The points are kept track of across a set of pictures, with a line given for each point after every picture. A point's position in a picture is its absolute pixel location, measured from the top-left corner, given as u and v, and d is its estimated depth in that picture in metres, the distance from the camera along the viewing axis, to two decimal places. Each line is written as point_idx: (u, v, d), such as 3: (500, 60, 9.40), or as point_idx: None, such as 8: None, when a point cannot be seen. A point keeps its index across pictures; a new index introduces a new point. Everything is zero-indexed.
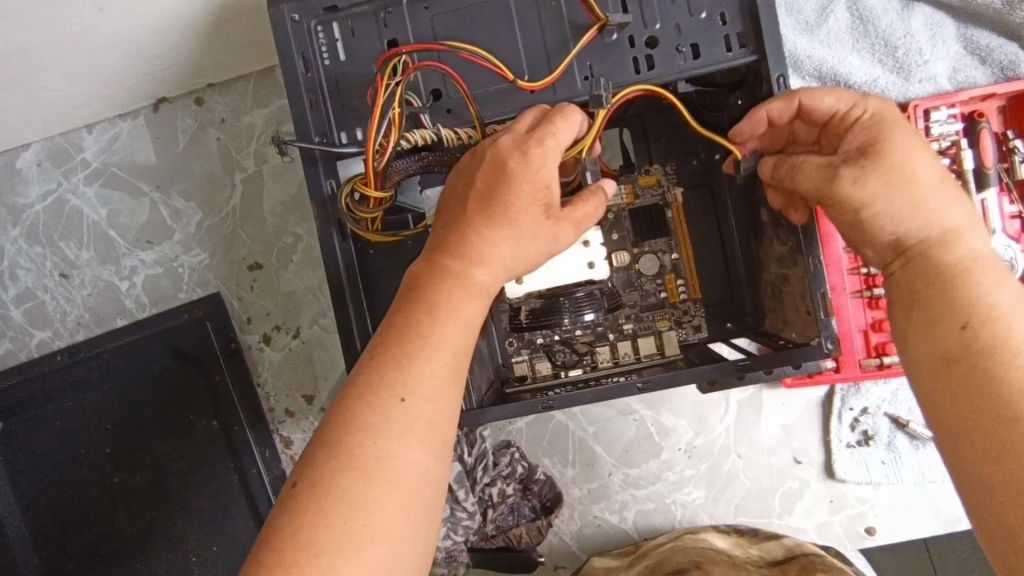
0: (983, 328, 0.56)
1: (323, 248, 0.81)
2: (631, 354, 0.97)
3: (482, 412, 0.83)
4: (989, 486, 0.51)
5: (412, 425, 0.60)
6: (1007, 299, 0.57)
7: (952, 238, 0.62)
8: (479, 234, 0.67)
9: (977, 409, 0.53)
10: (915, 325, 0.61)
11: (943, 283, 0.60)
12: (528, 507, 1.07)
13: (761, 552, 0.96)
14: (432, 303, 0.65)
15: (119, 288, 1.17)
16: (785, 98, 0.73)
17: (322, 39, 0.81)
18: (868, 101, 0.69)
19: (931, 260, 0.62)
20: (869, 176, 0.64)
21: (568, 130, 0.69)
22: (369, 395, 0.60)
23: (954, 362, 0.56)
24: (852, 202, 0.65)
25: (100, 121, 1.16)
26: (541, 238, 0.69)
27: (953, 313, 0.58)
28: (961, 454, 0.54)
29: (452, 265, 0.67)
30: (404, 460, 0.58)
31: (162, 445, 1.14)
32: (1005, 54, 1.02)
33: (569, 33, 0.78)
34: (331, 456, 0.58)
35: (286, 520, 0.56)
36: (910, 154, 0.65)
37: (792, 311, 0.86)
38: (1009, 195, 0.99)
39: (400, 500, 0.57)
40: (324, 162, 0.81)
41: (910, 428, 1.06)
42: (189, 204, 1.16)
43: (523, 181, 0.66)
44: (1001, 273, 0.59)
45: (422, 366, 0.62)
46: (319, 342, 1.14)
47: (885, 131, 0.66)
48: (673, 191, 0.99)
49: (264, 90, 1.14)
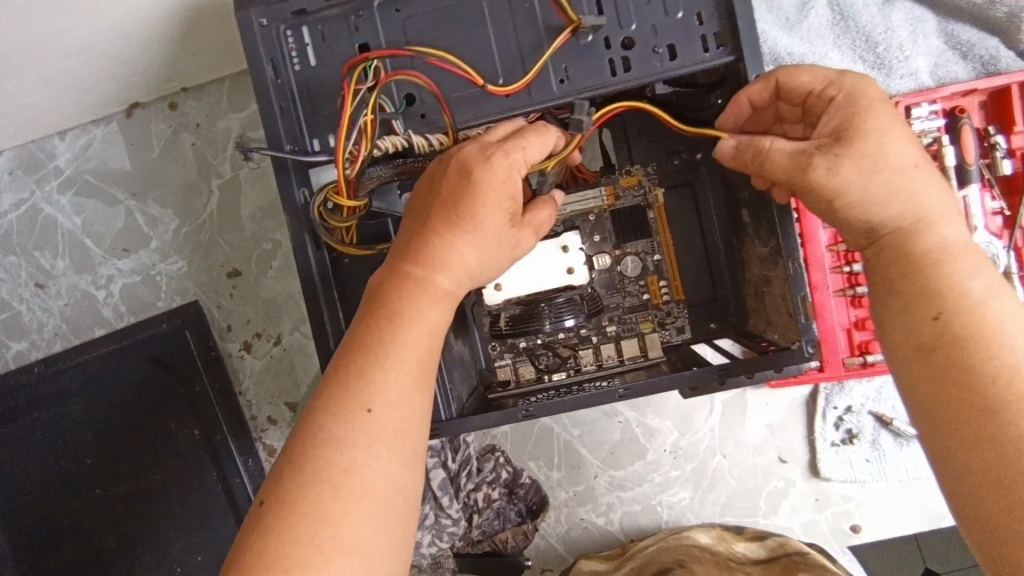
0: (955, 319, 0.55)
1: (296, 258, 0.80)
2: (615, 356, 0.96)
3: (462, 422, 0.81)
4: (967, 474, 0.51)
5: (378, 435, 0.59)
6: (983, 284, 0.56)
7: (924, 225, 0.60)
8: (441, 240, 0.65)
9: (955, 397, 0.53)
10: (888, 316, 0.60)
11: (914, 272, 0.59)
12: (514, 511, 1.06)
13: (746, 549, 0.97)
14: (393, 311, 0.63)
15: (96, 298, 1.15)
16: (762, 81, 0.70)
17: (292, 43, 0.79)
18: (843, 80, 0.65)
19: (900, 249, 0.60)
20: (843, 165, 0.61)
21: (540, 150, 0.69)
22: (333, 407, 0.59)
23: (930, 352, 0.56)
24: (825, 192, 0.62)
25: (72, 127, 1.14)
26: (506, 245, 0.68)
27: (925, 303, 0.57)
28: (942, 442, 0.53)
29: (414, 270, 0.65)
30: (371, 470, 0.58)
31: (143, 456, 1.12)
32: (986, 49, 1.01)
33: (542, 35, 0.77)
34: (297, 472, 0.57)
35: (258, 535, 0.55)
36: (885, 137, 0.61)
37: (774, 312, 0.85)
38: (991, 191, 0.99)
39: (371, 511, 0.57)
40: (296, 170, 0.79)
41: (894, 426, 1.06)
42: (165, 211, 1.14)
43: (488, 190, 0.65)
44: (975, 261, 0.58)
45: (386, 374, 0.61)
46: (300, 348, 1.13)
47: (862, 114, 0.62)
48: (655, 192, 0.97)
49: (239, 94, 1.12)
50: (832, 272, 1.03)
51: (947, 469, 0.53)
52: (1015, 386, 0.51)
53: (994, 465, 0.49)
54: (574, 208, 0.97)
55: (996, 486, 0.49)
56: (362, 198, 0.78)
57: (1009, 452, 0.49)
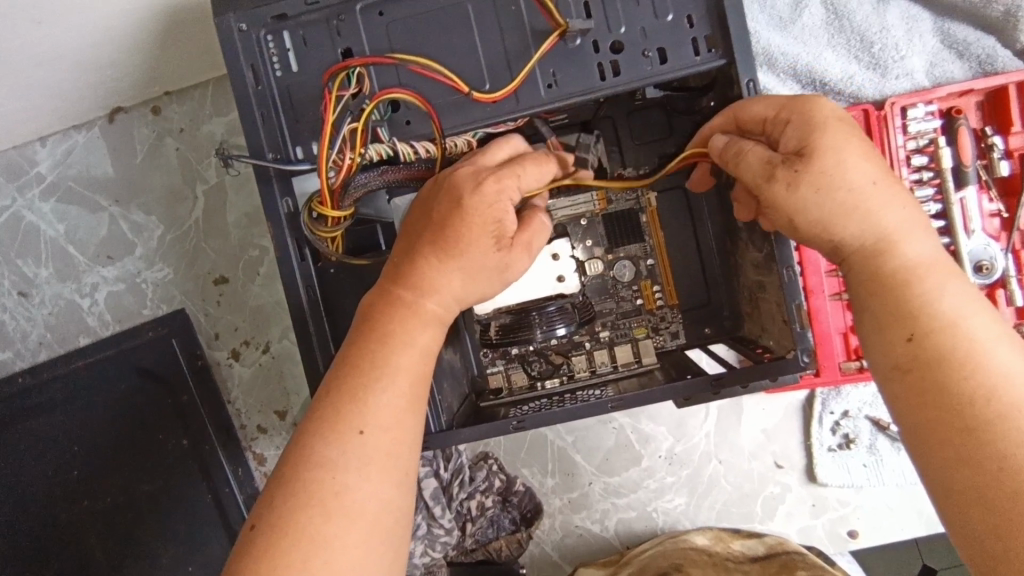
0: (929, 340, 0.54)
1: (280, 269, 0.78)
2: (608, 363, 0.95)
3: (451, 434, 0.79)
4: (951, 493, 0.50)
5: (370, 457, 0.57)
6: (955, 301, 0.55)
7: (893, 243, 0.58)
8: (430, 265, 0.64)
9: (937, 417, 0.51)
10: (866, 334, 0.58)
11: (885, 292, 0.57)
12: (507, 519, 1.05)
13: (742, 548, 0.97)
14: (386, 334, 0.62)
15: (80, 306, 1.13)
16: (725, 115, 0.71)
17: (273, 48, 0.77)
18: (796, 102, 0.63)
19: (870, 268, 0.58)
20: (802, 182, 0.59)
21: (534, 176, 0.68)
22: (323, 428, 0.58)
23: (906, 372, 0.54)
24: (785, 209, 0.60)
25: (53, 133, 1.12)
26: (492, 269, 0.65)
27: (899, 324, 0.56)
28: (928, 462, 0.52)
29: (403, 294, 0.64)
30: (364, 492, 0.56)
31: (129, 469, 1.09)
32: (982, 49, 0.99)
33: (529, 39, 0.75)
34: (289, 494, 0.55)
35: (247, 561, 0.53)
36: (844, 156, 0.58)
37: (769, 319, 0.83)
38: (988, 193, 0.98)
39: (364, 534, 0.55)
40: (279, 179, 0.78)
41: (890, 431, 1.05)
42: (150, 218, 1.12)
43: (475, 216, 0.63)
44: (945, 277, 0.57)
45: (377, 395, 0.59)
46: (288, 357, 1.12)
47: (819, 133, 0.59)
48: (647, 196, 0.95)
49: (223, 98, 1.10)
50: (827, 275, 1.01)
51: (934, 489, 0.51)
52: (995, 405, 0.50)
53: (978, 485, 0.48)
54: (565, 212, 0.96)
55: (983, 505, 0.47)
56: (348, 206, 0.77)
57: (991, 472, 0.48)
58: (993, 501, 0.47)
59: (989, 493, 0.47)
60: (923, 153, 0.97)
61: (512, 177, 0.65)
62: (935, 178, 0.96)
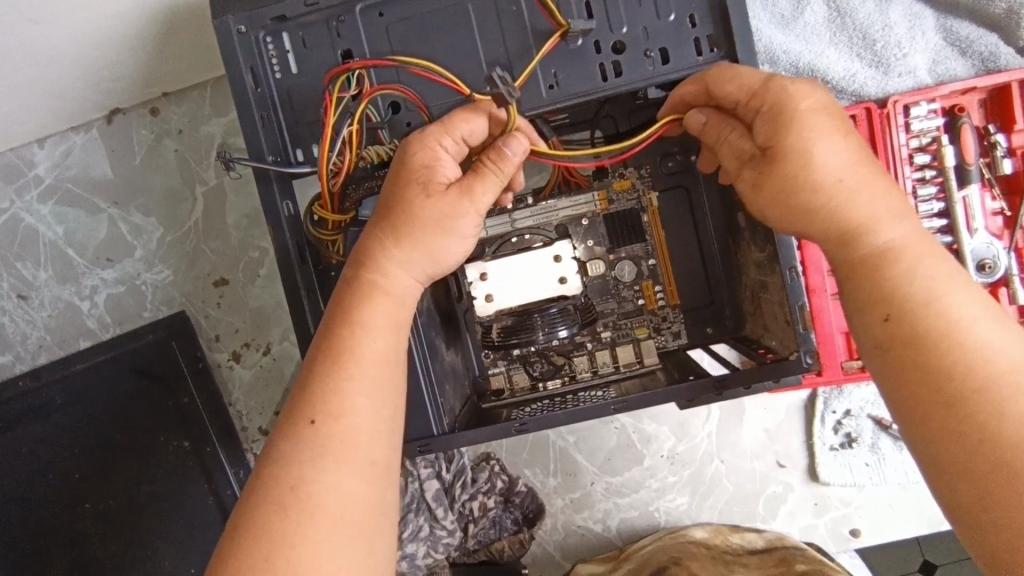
0: (904, 319, 0.51)
1: (280, 271, 0.77)
2: (610, 363, 0.95)
3: (453, 437, 0.80)
4: (937, 466, 0.48)
5: (326, 447, 0.55)
6: (928, 282, 0.52)
7: (865, 230, 0.55)
8: (369, 235, 0.64)
9: (918, 392, 0.50)
10: (849, 318, 0.56)
11: (860, 276, 0.55)
12: (510, 520, 1.04)
13: (741, 541, 0.96)
14: (334, 317, 0.60)
15: (80, 309, 1.13)
16: (696, 82, 0.69)
17: (273, 50, 0.77)
18: (765, 90, 0.60)
19: (843, 254, 0.56)
20: (764, 185, 0.59)
21: (462, 120, 0.64)
22: (283, 425, 0.57)
23: (885, 350, 0.52)
24: (754, 207, 0.62)
25: (51, 135, 1.11)
26: (430, 218, 0.62)
27: (875, 303, 0.53)
28: (914, 437, 0.50)
29: (349, 273, 0.63)
30: (322, 484, 0.53)
31: (131, 471, 1.08)
32: (985, 46, 0.99)
33: (531, 40, 0.74)
34: (251, 494, 0.54)
35: (215, 569, 0.52)
36: (806, 153, 0.55)
37: (771, 318, 0.83)
38: (991, 191, 0.97)
39: (326, 529, 0.52)
40: (279, 180, 0.77)
41: (893, 430, 1.04)
42: (149, 220, 1.12)
43: (400, 167, 0.63)
44: (919, 258, 0.53)
45: (330, 382, 0.57)
46: (289, 358, 1.12)
47: (785, 130, 0.57)
48: (648, 196, 0.95)
49: (222, 99, 1.09)
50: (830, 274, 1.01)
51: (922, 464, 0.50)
52: (975, 378, 0.48)
53: (961, 456, 0.47)
54: (567, 213, 0.95)
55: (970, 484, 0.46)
56: (348, 209, 0.76)
57: (971, 448, 0.46)
58: (978, 477, 0.45)
59: (972, 465, 0.46)
60: (926, 151, 0.96)
61: (436, 124, 0.64)
62: (938, 176, 0.95)
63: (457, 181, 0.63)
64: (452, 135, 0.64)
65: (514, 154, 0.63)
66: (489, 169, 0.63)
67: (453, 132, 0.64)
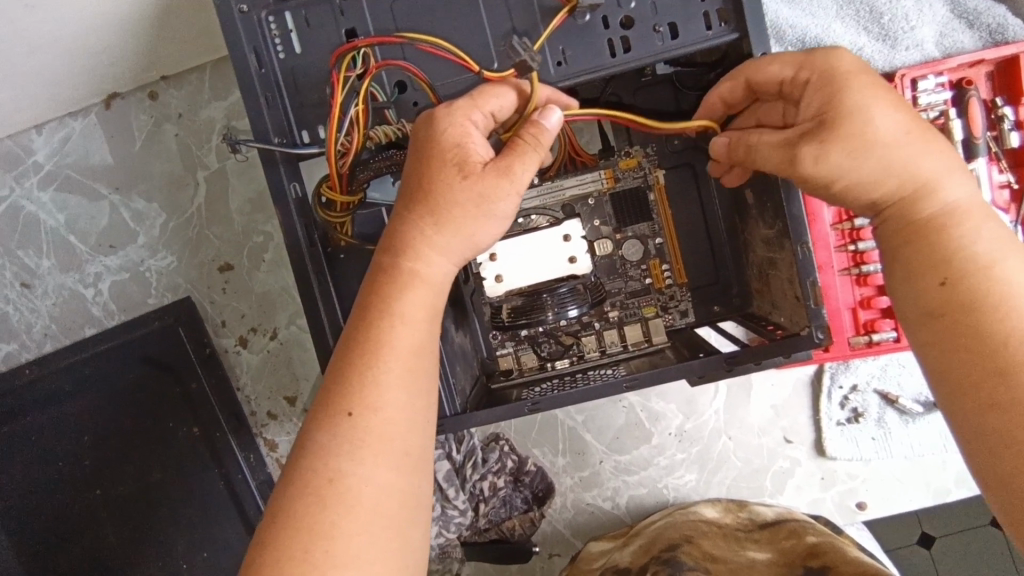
0: (963, 281, 0.53)
1: (289, 254, 0.77)
2: (618, 343, 0.95)
3: (466, 417, 0.79)
4: (981, 434, 0.50)
5: (365, 440, 0.55)
6: (991, 243, 0.54)
7: (929, 190, 0.56)
8: (402, 221, 0.62)
9: (968, 361, 0.52)
10: (900, 285, 0.58)
11: (918, 241, 0.57)
12: (520, 498, 1.06)
13: (751, 516, 0.97)
14: (367, 306, 0.60)
15: (84, 296, 1.12)
16: (731, 80, 0.70)
17: (275, 30, 0.76)
18: (811, 61, 0.61)
19: (906, 217, 0.58)
20: (831, 150, 0.57)
21: (490, 101, 0.64)
22: (317, 415, 0.56)
23: (938, 318, 0.54)
24: (818, 179, 0.59)
25: (48, 121, 1.10)
26: (466, 201, 0.60)
27: (932, 267, 0.55)
28: (957, 408, 0.52)
29: (383, 261, 0.61)
30: (359, 477, 0.53)
31: (142, 457, 1.09)
32: (993, 17, 0.98)
33: (538, 17, 0.73)
34: (287, 485, 0.54)
35: (251, 557, 0.52)
36: (870, 111, 0.57)
37: (781, 295, 0.83)
38: (998, 164, 0.97)
39: (364, 521, 0.52)
40: (286, 163, 0.76)
41: (899, 404, 1.05)
42: (151, 205, 1.11)
43: (431, 148, 0.61)
44: (981, 219, 0.56)
45: (366, 374, 0.57)
46: (296, 343, 1.11)
47: (846, 86, 0.58)
48: (655, 173, 0.94)
49: (222, 82, 1.08)
50: (837, 251, 1.02)
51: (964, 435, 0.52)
52: None
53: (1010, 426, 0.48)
54: (573, 192, 0.94)
55: (1008, 451, 0.48)
56: (356, 191, 0.75)
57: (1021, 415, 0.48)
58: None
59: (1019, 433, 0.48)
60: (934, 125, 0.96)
61: (467, 103, 0.63)
62: None
63: (492, 161, 0.61)
64: (482, 111, 0.64)
65: (550, 128, 0.64)
66: (526, 146, 0.62)
67: (482, 107, 0.64)
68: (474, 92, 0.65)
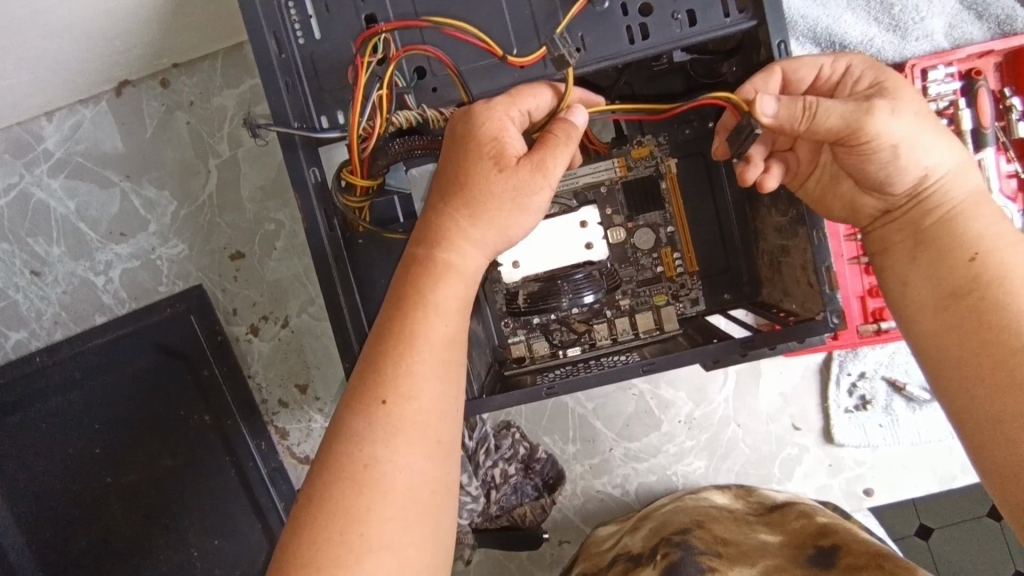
0: (991, 258, 0.60)
1: (308, 239, 0.77)
2: (630, 330, 0.96)
3: (484, 401, 0.80)
4: (1003, 411, 0.55)
5: (400, 427, 0.55)
6: (1005, 233, 0.61)
7: (957, 176, 0.64)
8: (437, 213, 0.63)
9: (992, 338, 0.57)
10: (927, 264, 0.64)
11: (948, 224, 0.63)
12: (530, 486, 1.07)
13: (760, 499, 0.98)
14: (402, 297, 0.60)
15: (95, 284, 1.12)
16: (764, 73, 0.69)
17: (295, 15, 0.76)
18: (847, 54, 0.69)
19: (938, 201, 0.64)
20: (901, 108, 0.62)
21: (527, 98, 0.66)
22: (351, 403, 0.57)
23: (963, 296, 0.60)
24: (885, 136, 0.62)
25: (59, 108, 1.10)
26: (502, 194, 0.61)
27: (961, 245, 0.62)
28: (973, 387, 0.57)
29: (417, 252, 0.62)
30: (393, 464, 0.54)
31: (153, 444, 1.09)
32: (1002, 9, 0.99)
33: (558, 5, 0.74)
34: (323, 469, 0.54)
35: (288, 539, 0.53)
36: (914, 93, 0.64)
37: (793, 282, 0.84)
38: (1006, 154, 0.99)
39: (400, 506, 0.53)
40: (305, 147, 0.76)
41: (906, 391, 1.07)
42: (163, 193, 1.11)
43: (468, 139, 0.62)
44: (992, 210, 0.63)
45: (400, 364, 0.57)
46: (308, 331, 1.12)
47: (887, 73, 0.66)
48: (667, 162, 0.95)
49: (233, 70, 1.08)
50: (845, 239, 1.04)
51: (974, 409, 0.57)
52: None
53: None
54: (586, 180, 0.95)
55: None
56: (376, 175, 0.76)
57: None
58: None
59: None
60: (943, 115, 0.97)
61: (506, 100, 0.64)
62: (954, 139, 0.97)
63: (527, 155, 0.62)
64: (519, 108, 0.65)
65: (579, 123, 0.65)
66: (558, 139, 0.62)
67: (519, 105, 0.65)
68: (512, 91, 0.67)
